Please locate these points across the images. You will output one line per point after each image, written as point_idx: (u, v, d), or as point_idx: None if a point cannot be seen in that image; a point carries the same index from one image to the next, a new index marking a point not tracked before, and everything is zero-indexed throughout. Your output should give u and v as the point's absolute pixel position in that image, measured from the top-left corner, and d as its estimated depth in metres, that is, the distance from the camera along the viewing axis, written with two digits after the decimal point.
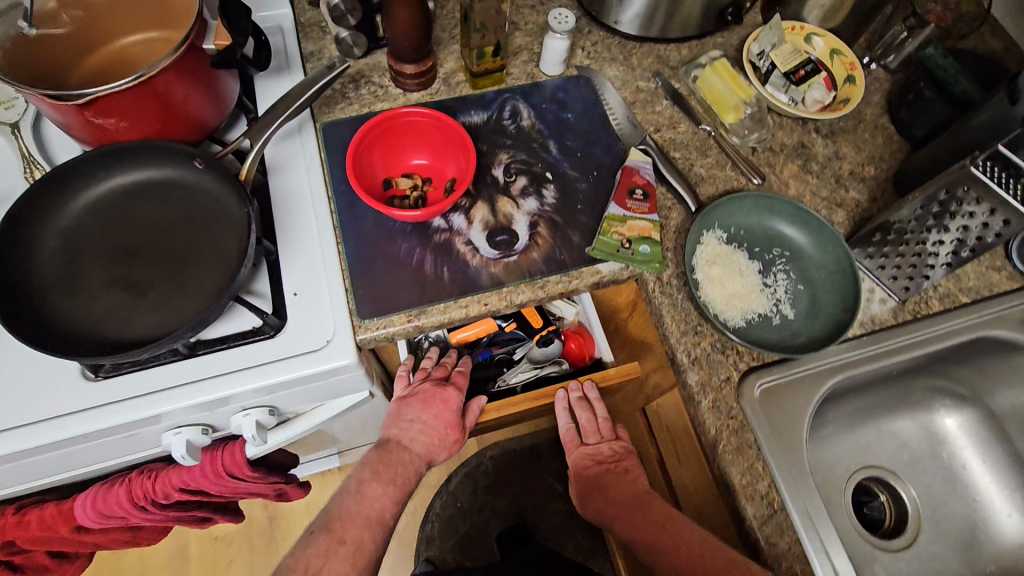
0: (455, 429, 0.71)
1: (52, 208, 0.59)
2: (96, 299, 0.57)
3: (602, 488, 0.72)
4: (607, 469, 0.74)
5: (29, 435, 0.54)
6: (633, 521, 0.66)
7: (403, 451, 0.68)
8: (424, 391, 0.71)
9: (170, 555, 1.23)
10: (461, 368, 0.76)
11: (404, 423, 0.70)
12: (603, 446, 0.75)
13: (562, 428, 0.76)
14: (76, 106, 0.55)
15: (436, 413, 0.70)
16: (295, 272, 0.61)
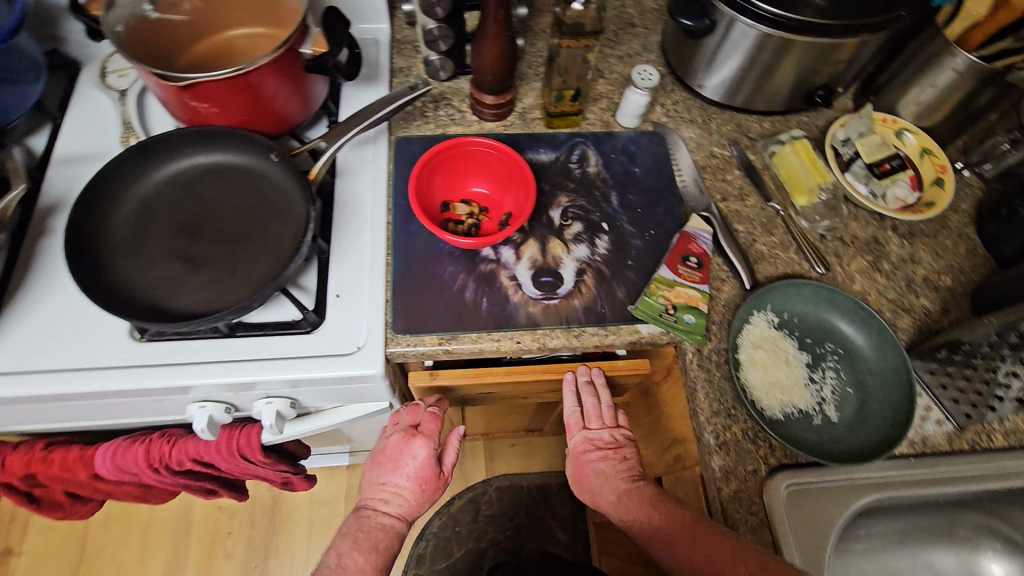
0: (430, 484, 0.72)
1: (137, 174, 0.63)
2: (154, 266, 0.60)
3: (601, 473, 0.65)
4: (609, 456, 0.66)
5: (67, 380, 0.56)
6: (632, 510, 0.60)
7: (380, 517, 0.71)
8: (394, 447, 0.72)
9: (174, 515, 1.27)
10: (433, 411, 0.74)
11: (380, 486, 0.72)
12: (604, 432, 0.67)
13: (566, 411, 0.68)
14: (175, 86, 0.58)
15: (406, 472, 0.71)
16: (342, 275, 0.63)
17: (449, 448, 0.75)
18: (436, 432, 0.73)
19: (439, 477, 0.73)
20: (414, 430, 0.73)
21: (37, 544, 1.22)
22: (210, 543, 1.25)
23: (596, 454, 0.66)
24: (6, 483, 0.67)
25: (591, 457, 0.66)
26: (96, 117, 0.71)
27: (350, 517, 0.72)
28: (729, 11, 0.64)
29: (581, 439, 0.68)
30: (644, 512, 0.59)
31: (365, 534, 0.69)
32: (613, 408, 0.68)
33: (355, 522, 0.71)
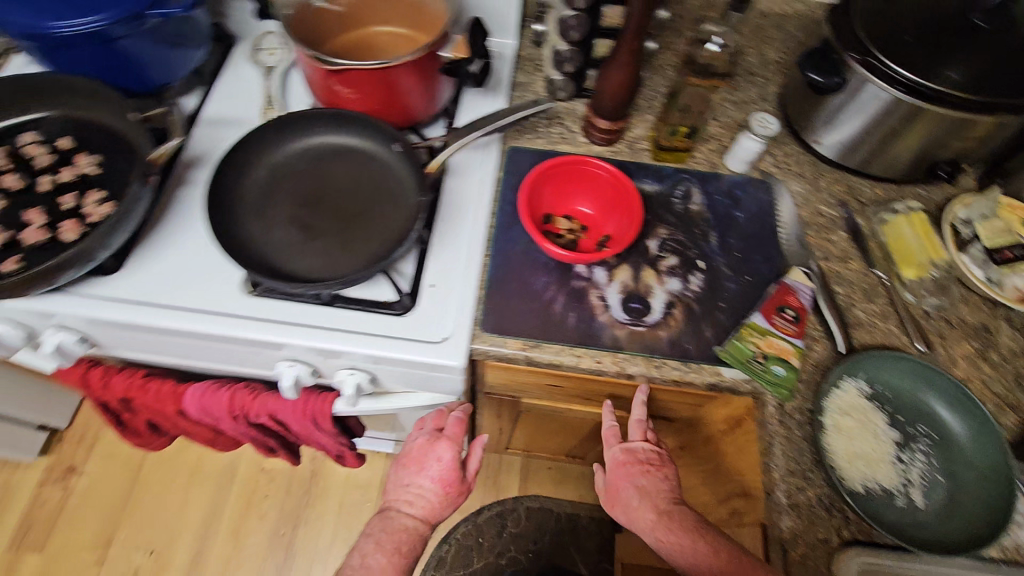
0: (454, 488, 0.72)
1: (273, 143, 0.67)
2: (275, 229, 0.64)
3: (639, 490, 0.63)
4: (645, 473, 0.64)
5: (183, 318, 0.61)
6: (678, 537, 0.58)
7: (403, 517, 0.71)
8: (419, 449, 0.72)
9: (221, 467, 1.33)
10: (457, 415, 0.73)
11: (404, 488, 0.72)
12: (643, 449, 0.66)
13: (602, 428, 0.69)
14: (323, 66, 0.63)
15: (430, 474, 0.71)
16: (439, 267, 0.66)
17: (474, 452, 0.74)
18: (461, 437, 0.72)
19: (463, 481, 0.73)
20: (439, 433, 0.72)
21: (97, 468, 1.31)
22: (248, 501, 1.30)
23: (631, 467, 0.65)
24: (104, 400, 0.72)
25: (628, 473, 0.65)
26: (243, 87, 0.77)
27: (374, 518, 0.73)
28: (863, 71, 0.64)
29: (617, 455, 0.66)
30: (692, 541, 0.57)
31: (389, 534, 0.70)
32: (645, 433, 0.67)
33: (378, 523, 0.71)
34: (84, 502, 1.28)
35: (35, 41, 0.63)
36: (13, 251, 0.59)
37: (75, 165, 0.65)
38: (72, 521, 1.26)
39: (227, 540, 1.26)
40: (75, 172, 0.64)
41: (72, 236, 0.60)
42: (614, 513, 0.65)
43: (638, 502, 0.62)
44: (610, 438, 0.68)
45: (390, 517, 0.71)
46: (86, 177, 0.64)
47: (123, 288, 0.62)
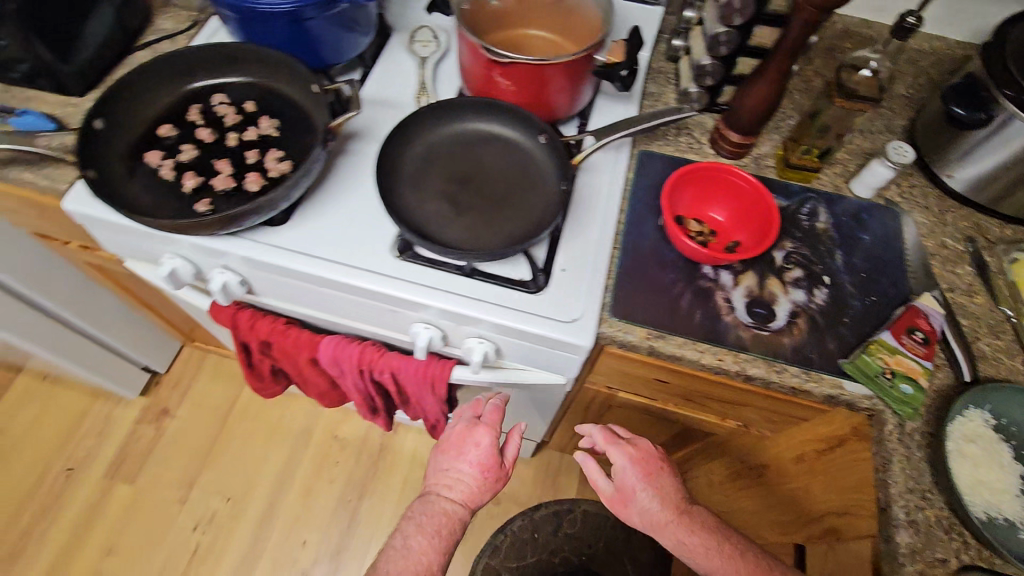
0: (493, 472, 0.74)
1: (429, 127, 0.73)
2: (428, 202, 0.69)
3: (655, 489, 0.73)
4: (654, 475, 0.74)
5: (339, 271, 0.67)
6: (701, 538, 0.70)
7: (443, 501, 0.72)
8: (458, 435, 0.76)
9: (297, 430, 1.40)
10: (495, 403, 0.78)
11: (444, 472, 0.74)
12: (642, 448, 0.76)
13: (595, 435, 0.77)
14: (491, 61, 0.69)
15: (470, 458, 0.74)
16: (570, 253, 0.70)
17: (510, 440, 0.76)
18: (499, 423, 0.76)
19: (501, 466, 0.75)
20: (477, 420, 0.77)
21: (187, 413, 1.41)
22: (319, 465, 1.36)
23: (642, 470, 0.74)
24: (245, 340, 0.79)
25: (641, 475, 0.74)
26: (398, 72, 0.83)
27: (414, 504, 0.73)
28: (1014, 109, 0.64)
29: (625, 456, 0.74)
30: (708, 538, 0.70)
31: (430, 516, 0.71)
32: (638, 439, 0.78)
33: (420, 508, 0.72)
34: (173, 443, 1.37)
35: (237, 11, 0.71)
36: (204, 194, 0.67)
37: (257, 125, 0.72)
38: (161, 459, 1.35)
39: (297, 498, 1.33)
40: (258, 132, 0.72)
41: (254, 187, 0.67)
42: (630, 511, 0.74)
43: (655, 500, 0.72)
44: (613, 441, 0.76)
45: (432, 500, 0.72)
46: (267, 136, 0.71)
47: (289, 238, 0.69)
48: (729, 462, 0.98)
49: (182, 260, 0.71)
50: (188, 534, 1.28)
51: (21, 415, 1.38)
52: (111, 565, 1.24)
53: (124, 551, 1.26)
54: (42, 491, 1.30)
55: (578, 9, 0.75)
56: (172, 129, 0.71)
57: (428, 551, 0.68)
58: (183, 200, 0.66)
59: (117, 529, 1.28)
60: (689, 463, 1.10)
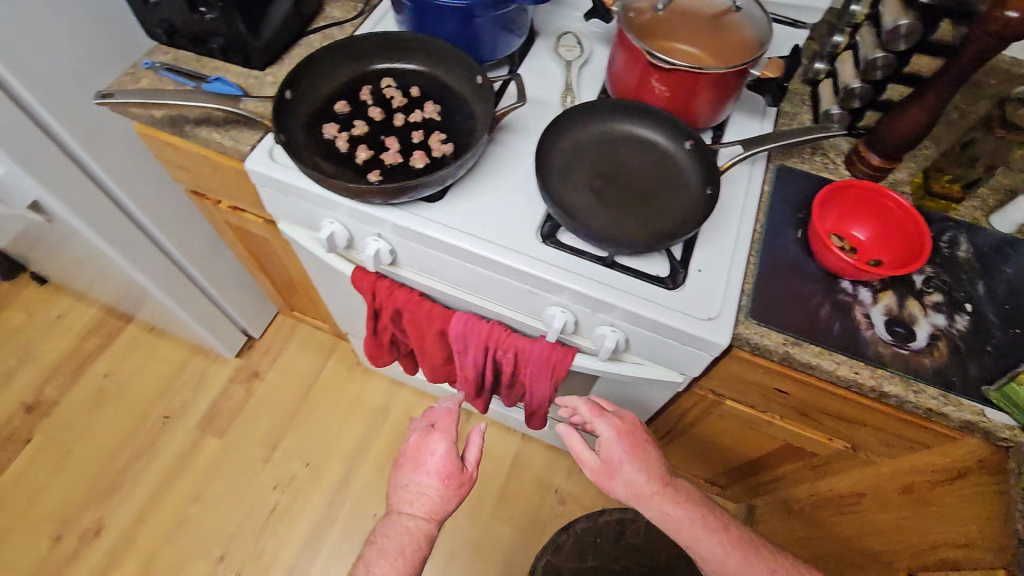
0: (451, 479, 0.76)
1: (578, 123, 0.77)
2: (576, 193, 0.73)
3: (641, 464, 0.76)
4: (640, 447, 0.78)
5: (489, 248, 0.71)
6: (684, 509, 0.76)
7: (405, 519, 0.75)
8: (414, 450, 0.79)
9: (375, 407, 1.46)
10: (447, 409, 0.81)
11: (405, 488, 0.76)
12: (623, 422, 0.80)
13: (582, 408, 0.80)
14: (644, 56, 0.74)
15: (427, 468, 0.76)
16: (707, 256, 0.72)
17: (472, 441, 0.78)
18: (451, 427, 0.79)
19: (461, 473, 0.77)
20: (431, 428, 0.80)
21: (275, 378, 1.48)
22: (393, 444, 1.41)
23: (628, 443, 0.77)
24: (378, 305, 0.84)
25: (627, 448, 0.77)
26: (544, 73, 0.88)
27: (381, 524, 0.76)
28: None
29: (612, 429, 0.78)
30: (686, 508, 0.76)
31: (394, 534, 0.73)
32: (621, 411, 0.82)
33: (386, 527, 0.75)
34: (261, 404, 1.45)
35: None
36: (375, 166, 0.73)
37: (423, 109, 0.78)
38: (248, 419, 1.43)
39: (371, 472, 1.38)
40: (422, 115, 0.77)
41: (420, 164, 0.72)
42: (615, 482, 0.77)
43: (639, 473, 0.76)
44: (599, 413, 0.80)
45: (398, 517, 0.75)
46: (431, 120, 0.77)
47: (444, 213, 0.73)
48: (820, 487, 0.96)
49: (340, 224, 0.77)
50: (268, 492, 1.34)
51: (127, 362, 1.48)
52: (196, 512, 1.32)
53: (209, 500, 1.33)
54: (140, 434, 1.39)
55: (737, 36, 0.75)
56: (346, 105, 0.77)
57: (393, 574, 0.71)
58: (356, 170, 0.72)
59: (203, 479, 1.35)
60: (773, 481, 1.09)
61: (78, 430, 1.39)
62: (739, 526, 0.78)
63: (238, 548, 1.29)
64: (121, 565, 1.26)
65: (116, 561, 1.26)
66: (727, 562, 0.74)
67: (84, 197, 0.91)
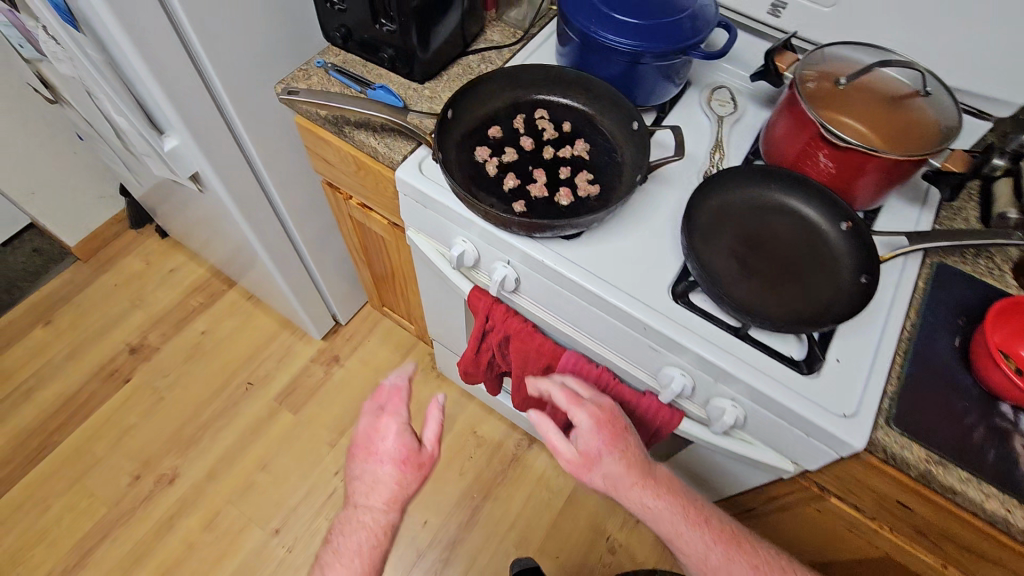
0: (409, 464, 0.78)
1: (727, 183, 0.75)
2: (717, 256, 0.71)
3: (620, 454, 0.71)
4: (619, 437, 0.72)
5: (621, 297, 0.70)
6: (665, 503, 0.72)
7: (365, 509, 0.77)
8: (366, 439, 0.80)
9: (442, 414, 1.47)
10: (394, 390, 0.81)
11: (361, 477, 0.78)
12: (598, 408, 0.74)
13: (557, 395, 0.74)
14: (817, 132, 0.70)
15: (382, 456, 0.78)
16: (848, 347, 0.67)
17: (428, 419, 0.79)
18: (402, 411, 0.79)
19: (419, 456, 0.78)
20: (381, 412, 0.81)
21: (353, 366, 1.53)
22: (453, 455, 1.42)
23: (607, 434, 0.71)
24: (488, 327, 0.85)
25: (606, 439, 0.71)
26: (693, 124, 0.87)
27: (343, 517, 0.79)
28: None
29: (590, 419, 0.72)
30: (668, 501, 0.72)
31: (353, 529, 0.76)
32: (600, 395, 0.76)
33: (347, 522, 0.78)
34: (336, 389, 1.50)
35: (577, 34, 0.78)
36: (521, 198, 0.74)
37: (573, 146, 0.78)
38: (322, 401, 1.48)
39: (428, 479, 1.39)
40: (572, 152, 0.78)
41: (564, 202, 0.73)
42: (593, 474, 0.72)
43: (618, 463, 0.71)
44: (575, 400, 0.74)
45: (356, 512, 0.77)
46: (579, 158, 0.77)
47: (578, 253, 0.73)
48: None
49: (472, 244, 0.79)
50: (330, 478, 1.38)
51: (224, 324, 1.57)
52: (262, 480, 1.37)
53: (275, 472, 1.38)
54: (224, 395, 1.47)
55: (914, 124, 0.71)
56: (499, 131, 0.79)
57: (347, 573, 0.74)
58: (501, 198, 0.73)
59: (273, 451, 1.41)
60: None
61: (172, 379, 1.48)
62: (719, 516, 0.76)
63: (294, 524, 1.33)
64: (189, 516, 1.33)
65: (183, 511, 1.33)
66: (709, 558, 0.72)
67: (234, 174, 0.98)
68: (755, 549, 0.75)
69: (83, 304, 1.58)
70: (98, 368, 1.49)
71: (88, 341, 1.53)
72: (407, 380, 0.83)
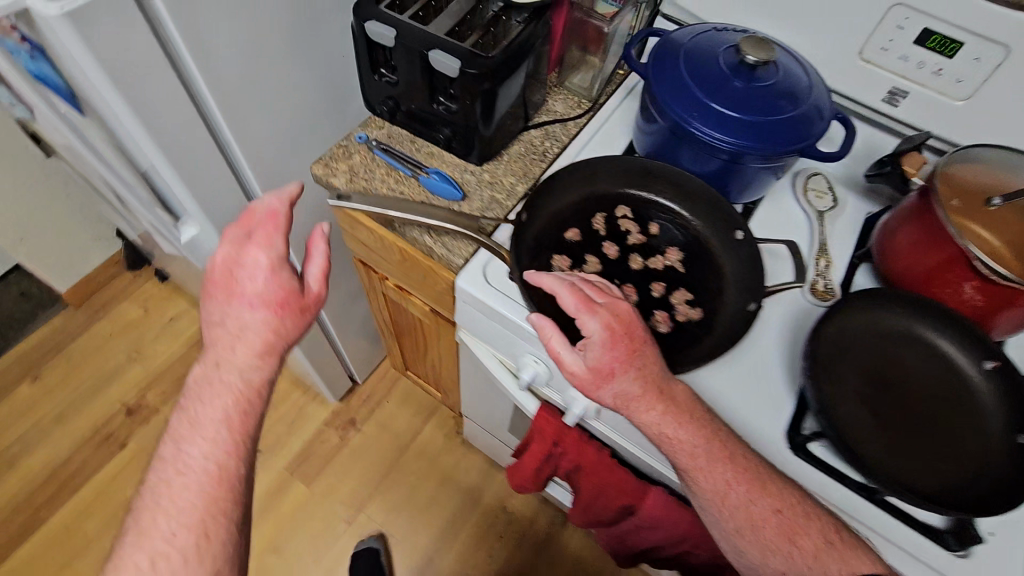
0: (289, 310, 0.59)
1: (849, 306, 0.64)
2: (842, 401, 0.61)
3: (637, 372, 0.57)
4: (636, 351, 0.58)
5: None
6: (686, 431, 0.58)
7: (225, 366, 0.59)
8: (226, 276, 0.59)
9: (468, 486, 1.37)
10: (269, 212, 0.58)
11: (221, 325, 0.59)
12: (613, 317, 0.58)
13: (566, 302, 0.57)
14: (965, 255, 0.60)
15: (249, 298, 0.58)
16: (1002, 519, 0.58)
17: (313, 253, 0.60)
18: (279, 242, 0.58)
19: (302, 298, 0.60)
20: (246, 239, 0.58)
21: (371, 431, 1.42)
22: (482, 533, 1.32)
23: (623, 348, 0.57)
24: (555, 450, 0.74)
25: (622, 353, 0.57)
26: (788, 219, 0.77)
27: (195, 380, 0.60)
28: None
29: (604, 330, 0.57)
30: (689, 430, 0.58)
31: (214, 396, 0.59)
32: (617, 298, 0.60)
33: (205, 387, 0.59)
34: (353, 458, 1.38)
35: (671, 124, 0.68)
36: None
37: (664, 254, 0.68)
38: (337, 472, 1.37)
39: (454, 561, 1.29)
40: (664, 262, 0.67)
41: (664, 328, 0.63)
42: (602, 392, 0.58)
43: (633, 381, 0.58)
44: (588, 306, 0.57)
45: (219, 381, 0.59)
46: (673, 269, 0.67)
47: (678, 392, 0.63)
48: None
49: (546, 368, 0.67)
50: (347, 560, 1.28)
51: None
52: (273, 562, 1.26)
53: (290, 552, 1.28)
54: None
55: None
56: (577, 234, 0.68)
57: (213, 450, 0.58)
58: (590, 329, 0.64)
59: (285, 529, 1.30)
60: None
61: None
62: (745, 446, 0.60)
63: None
64: None
65: None
66: (726, 494, 0.59)
67: None
68: (784, 490, 0.58)
69: (74, 357, 1.44)
70: (92, 432, 1.36)
71: (79, 402, 1.39)
72: (290, 203, 0.59)
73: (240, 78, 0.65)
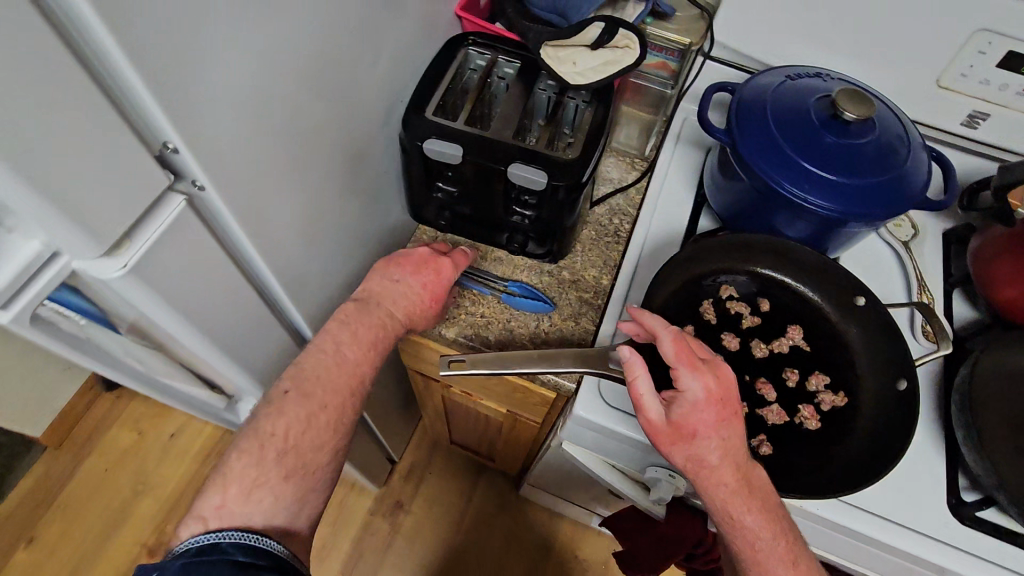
0: (434, 308, 0.61)
1: (991, 353, 0.62)
2: (1005, 461, 0.58)
3: (722, 445, 0.48)
4: (730, 423, 0.49)
5: (912, 542, 0.58)
6: (756, 523, 0.49)
7: (380, 313, 0.58)
8: (419, 255, 0.62)
9: (534, 544, 1.32)
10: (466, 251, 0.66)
11: (391, 283, 0.59)
12: (715, 377, 0.49)
13: (667, 346, 0.49)
14: None
15: (421, 284, 0.60)
16: None
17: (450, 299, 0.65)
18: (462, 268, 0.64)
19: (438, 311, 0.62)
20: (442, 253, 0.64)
21: (421, 508, 1.33)
22: None
23: (718, 413, 0.48)
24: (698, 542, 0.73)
25: (716, 420, 0.48)
26: (872, 258, 0.74)
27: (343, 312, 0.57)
28: None
29: (704, 391, 0.48)
30: (755, 520, 0.49)
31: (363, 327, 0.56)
32: (720, 360, 0.51)
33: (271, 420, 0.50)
34: (409, 543, 1.30)
35: (770, 193, 0.62)
36: (761, 435, 0.59)
37: (786, 334, 0.63)
38: (396, 562, 1.28)
39: None
40: (789, 343, 0.63)
41: (812, 425, 0.59)
42: (673, 450, 0.49)
43: (716, 450, 0.48)
44: (688, 359, 0.49)
45: (379, 313, 0.58)
46: (799, 350, 0.63)
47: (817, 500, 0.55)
48: None
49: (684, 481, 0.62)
50: None
51: None
52: None
53: None
54: None
55: None
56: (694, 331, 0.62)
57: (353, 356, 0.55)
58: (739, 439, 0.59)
59: None
60: None
61: None
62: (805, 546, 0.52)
63: None
64: None
65: None
66: None
67: None
68: None
69: (70, 504, 1.27)
70: None
71: (90, 554, 1.23)
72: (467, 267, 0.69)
73: (308, 249, 0.52)
